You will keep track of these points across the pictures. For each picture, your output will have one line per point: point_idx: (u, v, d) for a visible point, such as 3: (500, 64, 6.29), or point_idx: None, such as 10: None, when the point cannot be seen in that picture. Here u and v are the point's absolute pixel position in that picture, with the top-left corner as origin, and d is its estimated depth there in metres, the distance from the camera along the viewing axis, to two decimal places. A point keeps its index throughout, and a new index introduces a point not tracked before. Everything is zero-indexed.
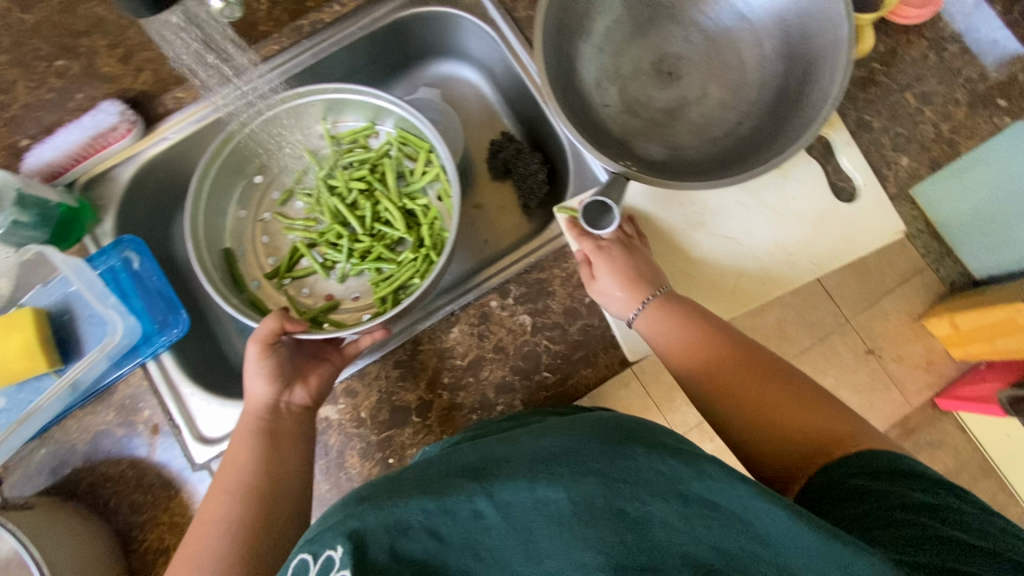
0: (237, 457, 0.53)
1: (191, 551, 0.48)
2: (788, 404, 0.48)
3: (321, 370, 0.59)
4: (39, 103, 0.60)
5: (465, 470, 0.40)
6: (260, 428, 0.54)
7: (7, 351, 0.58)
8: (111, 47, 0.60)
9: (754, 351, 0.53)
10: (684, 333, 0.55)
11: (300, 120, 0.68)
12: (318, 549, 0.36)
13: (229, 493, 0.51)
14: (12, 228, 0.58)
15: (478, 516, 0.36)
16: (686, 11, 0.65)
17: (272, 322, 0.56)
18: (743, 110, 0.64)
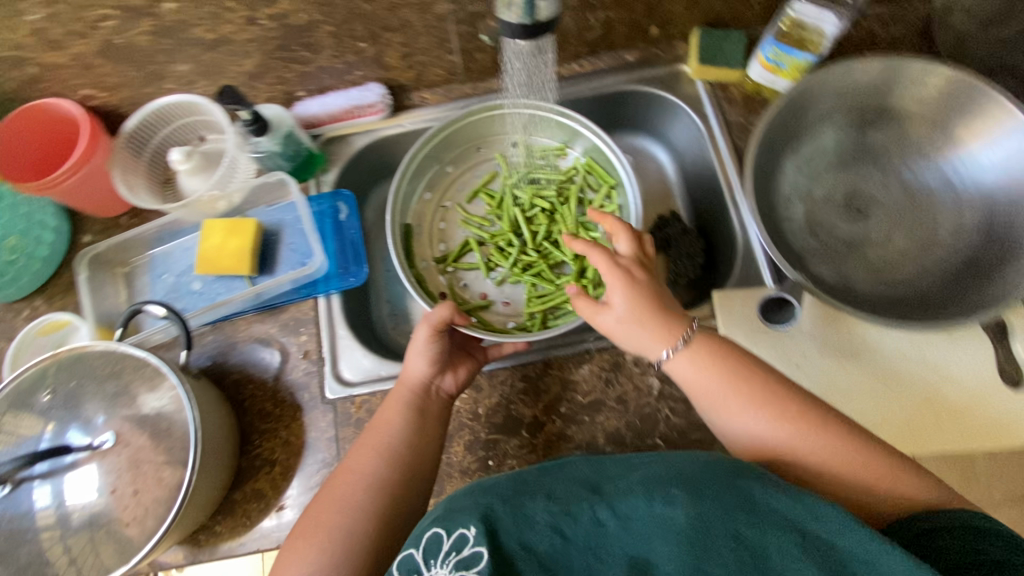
0: (387, 422, 0.58)
1: (338, 494, 0.53)
2: (840, 456, 0.48)
3: (467, 364, 0.64)
4: (329, 68, 0.72)
5: (580, 483, 0.44)
6: (412, 405, 0.59)
7: (227, 248, 0.69)
8: (402, 45, 0.69)
9: (797, 404, 0.51)
10: (724, 389, 0.52)
11: (504, 127, 0.78)
12: (451, 525, 0.41)
13: (377, 453, 0.56)
14: (270, 155, 0.70)
15: (600, 523, 0.40)
16: (893, 162, 0.69)
17: (445, 311, 0.60)
18: (925, 267, 0.65)
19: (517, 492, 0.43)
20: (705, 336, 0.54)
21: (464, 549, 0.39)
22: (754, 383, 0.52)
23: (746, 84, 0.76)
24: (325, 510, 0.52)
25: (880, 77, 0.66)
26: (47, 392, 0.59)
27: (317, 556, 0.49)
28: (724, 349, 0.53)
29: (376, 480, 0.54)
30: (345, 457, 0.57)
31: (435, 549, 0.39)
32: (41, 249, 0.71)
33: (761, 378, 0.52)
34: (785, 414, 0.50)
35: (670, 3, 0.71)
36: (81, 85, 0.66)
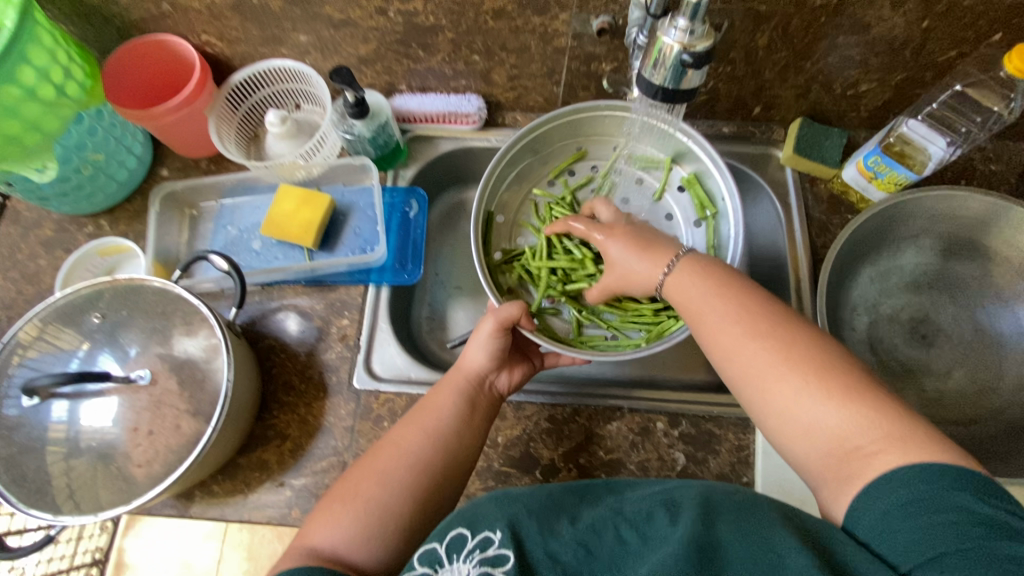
0: (439, 404, 0.58)
1: (378, 465, 0.53)
2: (826, 388, 0.43)
3: (524, 367, 0.64)
4: (436, 71, 0.73)
5: (605, 505, 0.47)
6: (466, 394, 0.58)
7: (297, 217, 0.70)
8: (513, 66, 0.71)
9: (797, 333, 0.46)
10: (717, 302, 0.50)
11: (608, 129, 0.73)
12: (476, 528, 0.45)
13: (423, 433, 0.56)
14: (360, 140, 0.71)
15: (623, 542, 0.42)
16: (970, 299, 0.67)
17: (515, 310, 0.59)
18: (981, 413, 0.63)
19: (547, 509, 0.46)
20: (700, 261, 0.54)
21: (489, 549, 0.43)
22: (752, 302, 0.49)
23: (835, 183, 0.74)
24: (363, 479, 0.52)
25: (981, 212, 0.65)
26: (97, 314, 0.60)
27: (352, 523, 0.49)
28: (726, 273, 0.52)
29: (416, 457, 0.54)
30: (389, 432, 0.57)
31: (459, 545, 0.43)
32: (120, 173, 0.72)
33: (760, 303, 0.49)
34: (775, 334, 0.46)
35: (781, 88, 0.71)
36: (205, 31, 0.68)
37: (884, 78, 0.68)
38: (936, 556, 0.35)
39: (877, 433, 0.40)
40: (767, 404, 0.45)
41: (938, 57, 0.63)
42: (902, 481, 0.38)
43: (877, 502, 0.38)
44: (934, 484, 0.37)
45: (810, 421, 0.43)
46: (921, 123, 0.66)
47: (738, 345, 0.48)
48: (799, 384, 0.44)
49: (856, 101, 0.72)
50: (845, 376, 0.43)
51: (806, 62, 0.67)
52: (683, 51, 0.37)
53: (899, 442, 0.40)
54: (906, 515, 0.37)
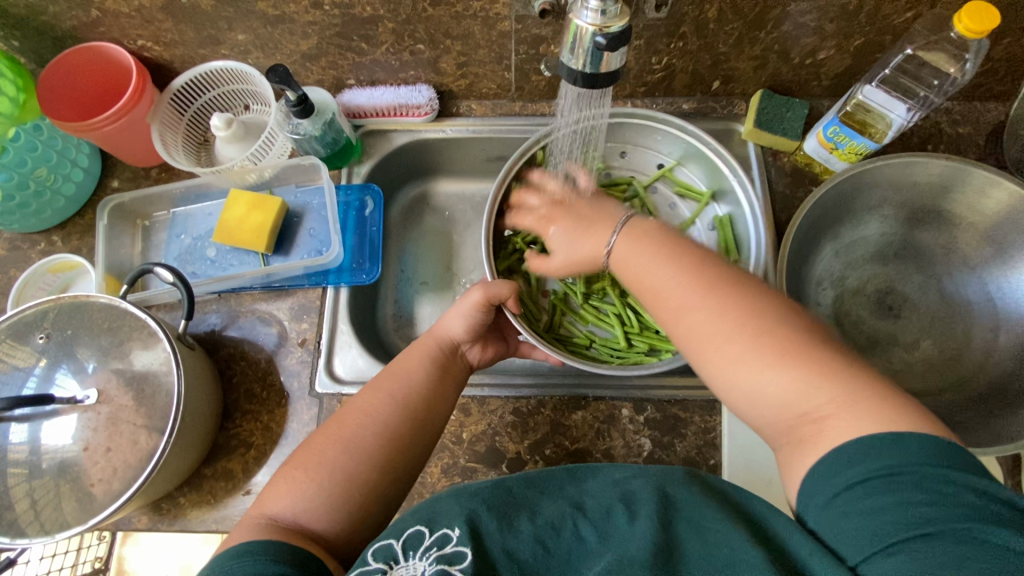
0: (409, 371, 0.56)
1: (343, 432, 0.52)
2: (770, 351, 0.40)
3: (495, 346, 0.64)
4: (383, 63, 0.71)
5: (564, 498, 0.46)
6: (436, 360, 0.57)
7: (249, 223, 0.69)
8: (460, 53, 0.69)
9: (749, 292, 0.44)
10: (657, 269, 0.48)
11: (660, 144, 0.76)
12: (434, 525, 0.43)
13: (389, 400, 0.54)
14: (307, 139, 0.70)
15: (581, 539, 0.42)
16: (936, 267, 0.67)
17: (505, 288, 0.59)
18: (948, 383, 0.62)
19: (507, 504, 0.45)
20: (642, 224, 0.51)
21: (447, 547, 0.41)
22: (696, 265, 0.46)
23: (799, 155, 0.73)
24: (327, 447, 0.51)
25: (942, 177, 0.63)
26: (42, 334, 0.58)
27: (314, 494, 0.48)
28: (666, 234, 0.50)
29: (384, 424, 0.52)
30: (353, 399, 0.55)
31: (416, 542, 0.42)
32: (67, 187, 0.71)
33: (707, 263, 0.46)
34: (716, 305, 0.43)
35: (737, 60, 0.69)
36: (139, 36, 0.66)
37: (842, 44, 0.66)
38: (891, 543, 0.32)
39: (825, 398, 0.38)
40: (709, 363, 0.43)
41: (894, 19, 0.61)
42: (857, 457, 0.35)
43: (836, 478, 0.35)
44: (903, 461, 0.34)
45: (755, 388, 0.40)
46: (879, 89, 0.64)
47: (683, 309, 0.45)
48: (744, 349, 0.41)
49: (816, 69, 0.70)
50: (795, 340, 0.40)
51: (759, 32, 0.65)
52: (596, 33, 0.36)
53: (848, 408, 0.37)
54: (858, 499, 0.34)
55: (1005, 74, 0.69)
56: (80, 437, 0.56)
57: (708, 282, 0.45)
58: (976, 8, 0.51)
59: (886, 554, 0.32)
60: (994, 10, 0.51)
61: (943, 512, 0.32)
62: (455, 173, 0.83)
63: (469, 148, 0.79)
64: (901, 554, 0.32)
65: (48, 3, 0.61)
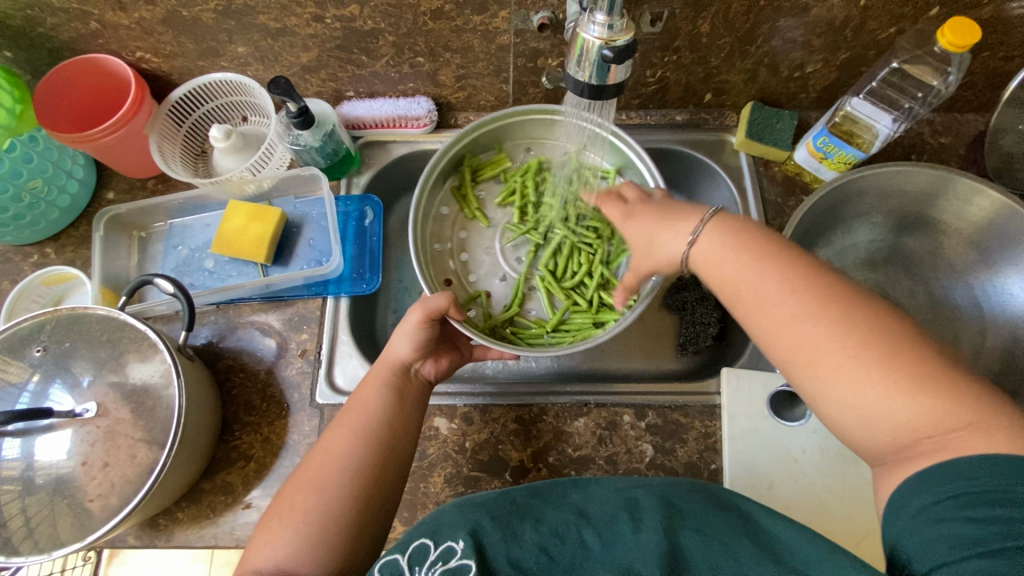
0: (368, 401, 0.56)
1: (314, 473, 0.51)
2: (899, 375, 0.37)
3: (451, 356, 0.63)
4: (382, 76, 0.72)
5: (567, 506, 0.46)
6: (390, 384, 0.57)
7: (248, 234, 0.68)
8: (459, 66, 0.70)
9: (853, 301, 0.40)
10: (768, 282, 0.43)
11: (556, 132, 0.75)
12: (438, 538, 0.43)
13: (355, 433, 0.53)
14: (308, 150, 0.70)
15: (584, 546, 0.42)
16: (924, 273, 0.69)
17: (444, 300, 0.57)
18: None
19: (510, 514, 0.45)
20: (738, 225, 0.47)
21: (451, 561, 0.41)
22: (806, 272, 0.42)
23: (789, 165, 0.75)
24: (299, 491, 0.50)
25: (928, 186, 0.65)
26: (39, 347, 0.58)
27: (293, 538, 0.48)
28: (766, 240, 0.45)
29: (348, 457, 0.52)
30: (322, 437, 0.55)
31: (422, 556, 0.42)
32: (62, 199, 0.70)
33: (810, 270, 0.42)
34: (832, 322, 0.40)
35: (729, 73, 0.71)
36: (138, 48, 0.66)
37: (829, 59, 0.68)
38: (982, 548, 0.32)
39: (960, 418, 0.35)
40: (818, 379, 0.40)
41: (879, 34, 0.64)
42: (949, 474, 0.34)
43: (928, 490, 0.35)
44: (998, 478, 0.33)
45: (863, 409, 0.38)
46: (865, 101, 0.66)
47: (787, 324, 0.41)
48: (862, 369, 0.38)
49: (804, 82, 0.72)
50: (913, 355, 0.37)
51: (750, 46, 0.67)
52: (603, 46, 0.37)
53: (977, 429, 0.34)
54: (954, 508, 0.33)
55: (983, 86, 0.72)
56: (77, 452, 0.55)
57: (815, 297, 0.41)
58: (957, 24, 0.53)
59: (974, 557, 0.32)
60: (974, 26, 0.54)
61: None
62: None
63: None
64: (994, 558, 0.31)
65: (48, 15, 0.61)
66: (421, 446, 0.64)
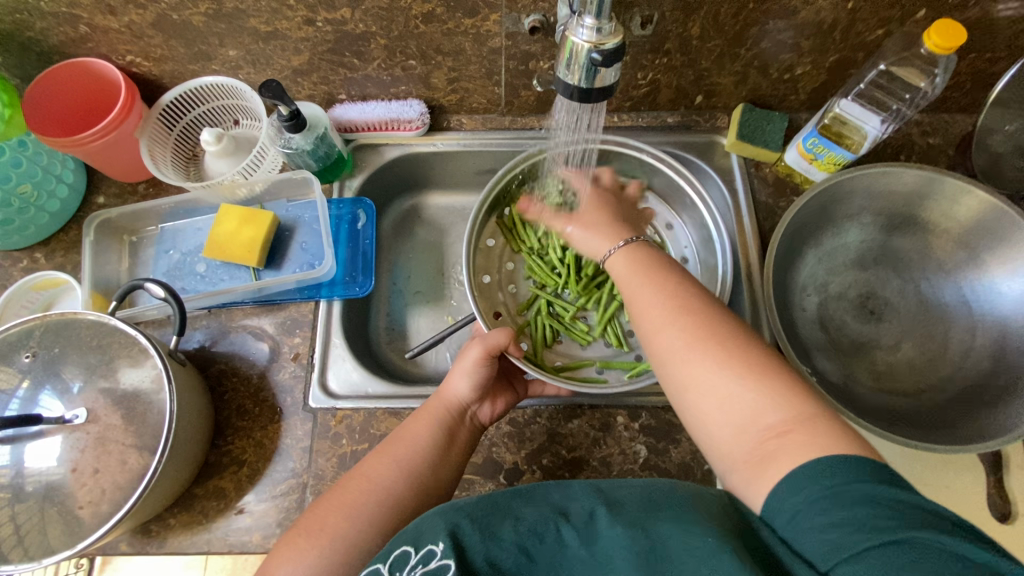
0: (418, 433, 0.57)
1: (348, 499, 0.52)
2: (738, 369, 0.43)
3: (506, 396, 0.63)
4: (374, 79, 0.72)
5: (548, 504, 0.46)
6: (445, 424, 0.58)
7: (239, 238, 0.68)
8: (451, 69, 0.70)
9: (712, 314, 0.48)
10: (649, 289, 0.51)
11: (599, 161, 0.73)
12: (420, 543, 0.43)
13: (398, 465, 0.54)
14: (300, 153, 0.70)
15: (564, 545, 0.42)
16: (913, 272, 0.69)
17: (503, 337, 0.60)
18: (928, 383, 0.64)
19: (490, 514, 0.45)
20: (649, 250, 0.56)
21: (432, 562, 0.41)
22: (679, 286, 0.50)
23: (780, 166, 0.76)
24: (331, 513, 0.51)
25: (917, 186, 0.66)
26: (28, 353, 0.57)
27: (316, 557, 0.48)
28: (659, 262, 0.54)
29: (387, 485, 0.53)
30: (358, 465, 0.55)
31: (402, 565, 0.42)
32: (52, 204, 0.70)
33: (685, 283, 0.51)
34: (693, 323, 0.47)
35: (719, 75, 0.72)
36: (127, 51, 0.66)
37: (818, 61, 0.69)
38: (852, 553, 0.33)
39: (787, 413, 0.41)
40: (676, 369, 0.46)
41: (867, 36, 0.64)
42: (822, 475, 0.36)
43: (789, 500, 0.37)
44: (854, 475, 0.36)
45: (717, 393, 0.43)
46: (854, 102, 0.67)
47: (656, 326, 0.49)
48: (713, 363, 0.44)
49: (794, 84, 0.73)
50: (752, 357, 0.44)
51: (740, 49, 0.67)
52: (592, 49, 0.37)
53: (805, 424, 0.40)
54: (820, 512, 0.35)
55: (970, 87, 0.73)
56: (67, 459, 0.54)
57: (682, 306, 0.48)
58: (943, 26, 0.54)
59: (855, 559, 0.33)
60: (959, 28, 0.54)
61: (893, 522, 0.33)
62: (446, 187, 0.84)
63: (460, 162, 0.80)
64: (864, 561, 0.33)
65: (36, 19, 0.61)
66: None
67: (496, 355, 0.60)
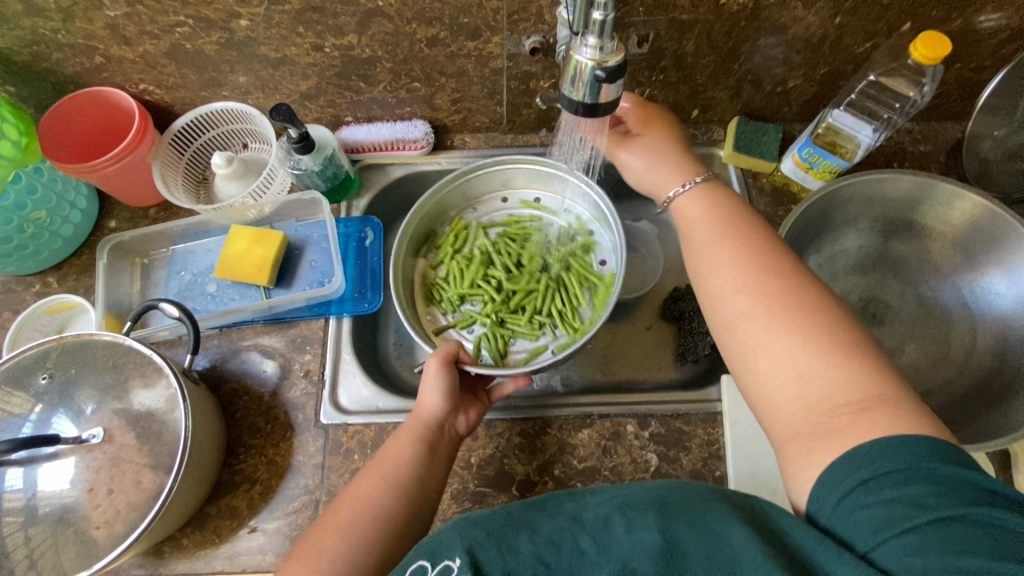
0: (395, 452, 0.56)
1: (339, 519, 0.51)
2: (814, 337, 0.42)
3: (479, 407, 0.62)
4: (380, 102, 0.74)
5: (563, 515, 0.45)
6: (424, 438, 0.56)
7: (250, 258, 0.69)
8: (454, 90, 0.72)
9: (810, 290, 0.46)
10: (724, 250, 0.51)
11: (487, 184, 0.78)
12: (436, 558, 0.43)
13: (382, 482, 0.53)
14: (309, 174, 0.72)
15: (581, 550, 0.41)
16: (912, 275, 0.71)
17: (451, 346, 0.61)
18: (934, 384, 0.65)
19: (504, 527, 0.44)
20: (725, 200, 0.55)
21: None
22: (762, 248, 0.50)
23: (776, 176, 0.77)
24: (326, 536, 0.50)
25: (910, 192, 0.67)
26: (44, 375, 0.58)
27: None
28: (742, 221, 0.53)
29: (374, 503, 0.52)
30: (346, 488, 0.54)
31: None
32: (65, 229, 0.71)
33: (770, 247, 0.50)
34: (783, 285, 0.46)
35: (714, 90, 0.74)
36: (141, 80, 0.68)
37: (809, 74, 0.71)
38: (904, 528, 0.33)
39: (864, 390, 0.40)
40: (744, 336, 0.46)
41: (855, 50, 0.67)
42: (874, 452, 0.36)
43: (854, 471, 0.37)
44: (907, 458, 0.35)
45: (783, 359, 0.43)
46: (846, 113, 0.69)
47: (736, 284, 0.48)
48: (797, 333, 0.43)
49: (787, 96, 0.75)
50: (845, 339, 0.42)
51: (733, 64, 0.70)
52: (596, 67, 0.39)
53: (883, 403, 0.39)
54: (870, 495, 0.35)
55: (957, 96, 0.76)
56: (81, 480, 0.54)
57: (765, 268, 0.48)
58: (928, 38, 0.56)
59: (904, 534, 0.33)
60: (944, 40, 0.56)
61: (946, 500, 0.33)
62: None
63: None
64: (917, 536, 0.32)
65: (54, 50, 0.63)
66: None
67: (454, 363, 0.60)
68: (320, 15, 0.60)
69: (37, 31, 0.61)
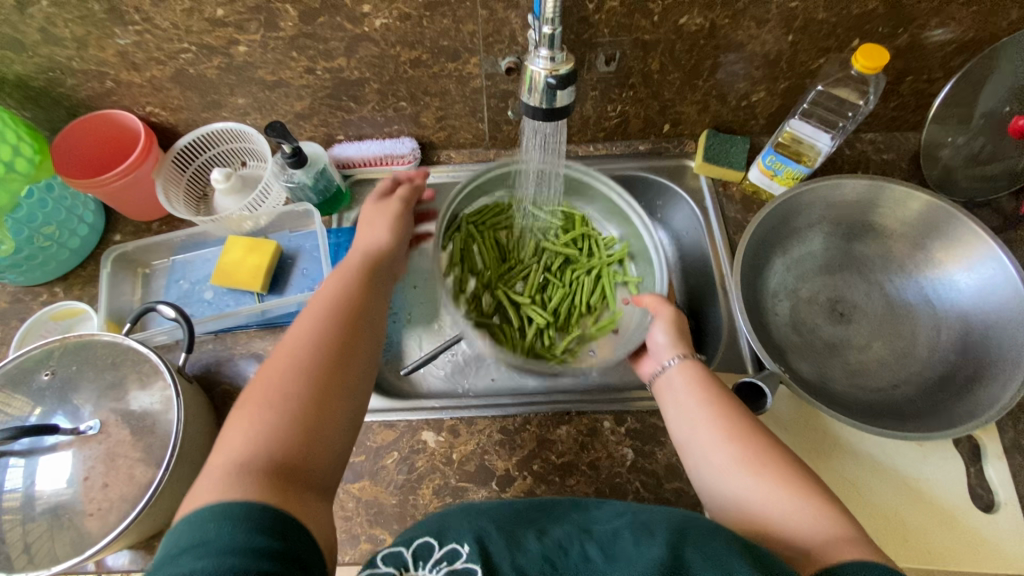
0: (338, 285, 0.57)
1: (286, 367, 0.49)
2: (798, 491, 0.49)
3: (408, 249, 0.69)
4: (370, 121, 0.79)
5: (572, 525, 0.49)
6: (366, 263, 0.60)
7: (245, 266, 0.73)
8: (438, 108, 0.77)
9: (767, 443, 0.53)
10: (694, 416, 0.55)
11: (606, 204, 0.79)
12: (444, 539, 0.46)
13: (324, 311, 0.54)
14: (302, 187, 0.76)
15: (587, 559, 0.44)
16: (876, 275, 0.73)
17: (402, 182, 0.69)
18: (900, 377, 0.68)
19: (514, 524, 0.48)
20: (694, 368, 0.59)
21: (457, 562, 0.44)
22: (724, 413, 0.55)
23: (745, 184, 0.82)
24: (277, 382, 0.48)
25: (866, 194, 0.72)
26: (47, 372, 0.61)
27: (283, 426, 0.46)
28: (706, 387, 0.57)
29: (323, 335, 0.52)
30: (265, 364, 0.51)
31: (426, 553, 0.45)
32: (73, 241, 0.75)
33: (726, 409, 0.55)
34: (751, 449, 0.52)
35: (683, 105, 0.79)
36: (148, 103, 0.73)
37: (770, 88, 0.76)
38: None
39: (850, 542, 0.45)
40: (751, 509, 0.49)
41: (810, 65, 0.72)
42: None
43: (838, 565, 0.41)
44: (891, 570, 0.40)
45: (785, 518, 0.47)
46: (806, 123, 0.73)
47: (717, 452, 0.52)
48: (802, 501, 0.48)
49: (752, 110, 0.79)
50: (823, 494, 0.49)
51: (698, 80, 0.74)
52: (549, 75, 0.44)
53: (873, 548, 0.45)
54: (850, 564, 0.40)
55: (914, 107, 0.81)
56: (77, 475, 0.57)
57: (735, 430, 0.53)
58: (868, 51, 0.61)
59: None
60: (883, 51, 0.61)
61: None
62: None
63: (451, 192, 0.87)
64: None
65: (68, 77, 0.69)
66: (410, 460, 0.66)
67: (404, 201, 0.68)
68: (312, 40, 0.66)
69: (52, 59, 0.66)
